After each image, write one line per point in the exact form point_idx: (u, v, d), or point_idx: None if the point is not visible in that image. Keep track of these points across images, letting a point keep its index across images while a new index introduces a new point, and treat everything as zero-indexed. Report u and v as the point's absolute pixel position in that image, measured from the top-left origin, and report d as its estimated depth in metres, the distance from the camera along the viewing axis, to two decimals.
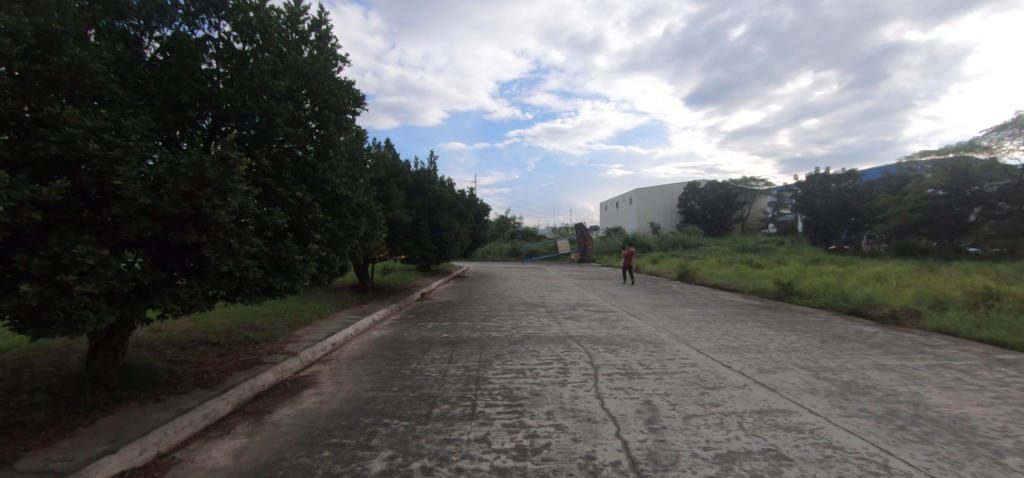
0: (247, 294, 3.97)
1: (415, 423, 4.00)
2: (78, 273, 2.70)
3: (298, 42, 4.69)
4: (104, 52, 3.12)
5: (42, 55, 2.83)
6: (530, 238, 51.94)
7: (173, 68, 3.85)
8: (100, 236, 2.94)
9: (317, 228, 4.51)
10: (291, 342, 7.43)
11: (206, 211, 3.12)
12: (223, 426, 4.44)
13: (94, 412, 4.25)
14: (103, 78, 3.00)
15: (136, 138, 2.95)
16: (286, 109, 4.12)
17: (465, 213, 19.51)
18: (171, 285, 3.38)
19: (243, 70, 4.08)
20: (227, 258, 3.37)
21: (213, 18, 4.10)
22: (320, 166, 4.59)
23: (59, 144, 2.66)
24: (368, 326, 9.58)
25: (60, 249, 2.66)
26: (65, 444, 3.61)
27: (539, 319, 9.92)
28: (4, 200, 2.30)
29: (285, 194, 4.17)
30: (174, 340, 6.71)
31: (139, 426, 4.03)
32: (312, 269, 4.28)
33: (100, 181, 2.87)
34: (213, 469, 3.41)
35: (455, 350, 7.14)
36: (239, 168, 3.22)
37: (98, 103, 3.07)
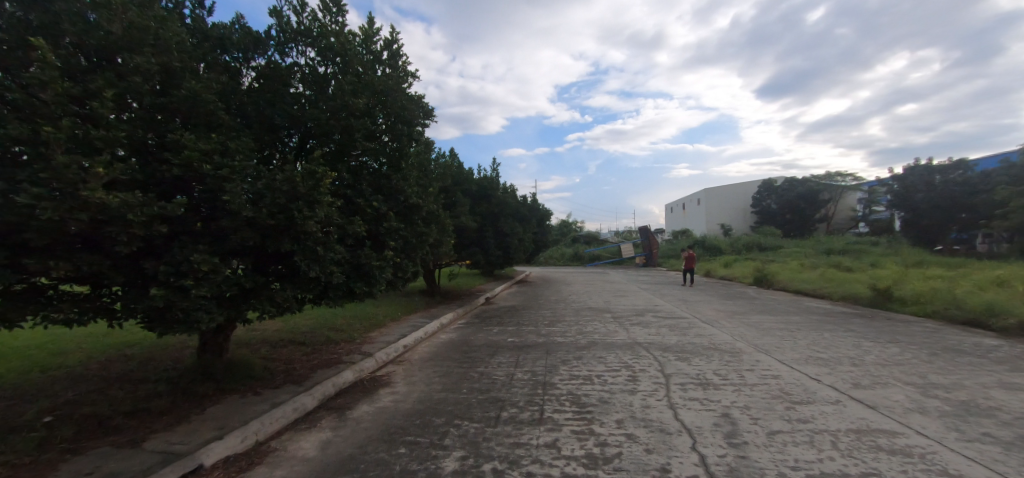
0: (331, 297, 4.28)
1: (485, 425, 4.08)
2: (194, 279, 3.06)
3: (374, 62, 5.00)
4: (213, 83, 3.52)
5: (165, 90, 3.26)
6: (593, 242, 51.25)
7: (269, 94, 4.27)
8: (211, 245, 3.32)
9: (392, 236, 4.75)
10: (367, 343, 7.88)
11: (297, 222, 3.41)
12: (311, 419, 4.80)
13: (205, 402, 4.79)
14: (213, 107, 3.40)
15: (240, 158, 3.30)
16: (364, 124, 4.41)
17: (528, 218, 19.62)
18: (267, 290, 3.72)
19: (328, 91, 4.42)
20: (315, 264, 3.66)
21: (300, 45, 4.49)
22: (393, 177, 4.85)
23: (179, 166, 3.05)
24: (437, 329, 9.92)
25: (180, 258, 3.03)
26: (183, 429, 4.11)
27: (605, 325, 9.73)
28: (140, 217, 2.68)
29: (363, 204, 4.44)
30: (267, 339, 7.38)
31: (241, 416, 4.48)
32: (388, 274, 4.53)
33: (211, 196, 3.24)
34: (303, 459, 3.71)
35: (522, 355, 7.20)
36: (325, 182, 3.49)
37: (208, 128, 3.48)
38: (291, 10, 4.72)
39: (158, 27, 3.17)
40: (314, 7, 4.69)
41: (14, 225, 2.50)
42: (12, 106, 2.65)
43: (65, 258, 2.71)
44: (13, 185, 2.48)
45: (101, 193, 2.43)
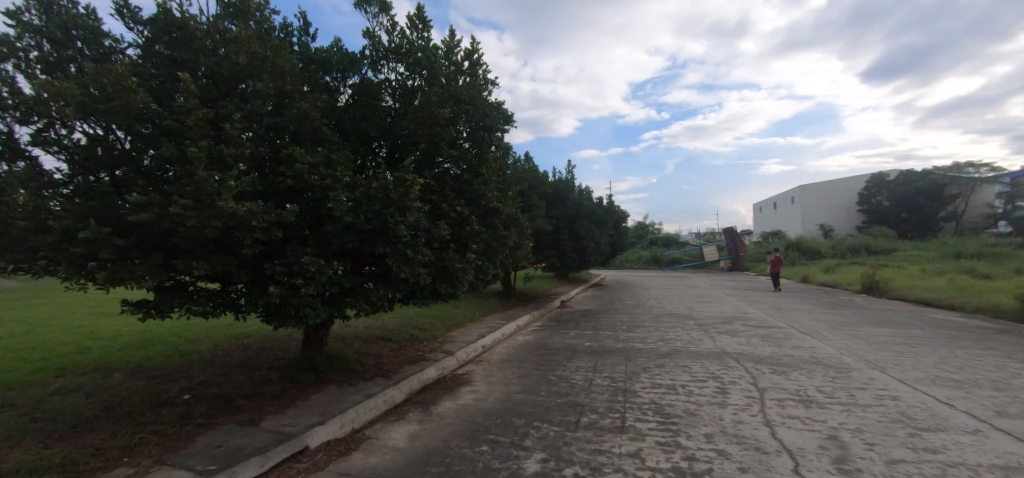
0: (419, 297, 4.52)
1: (565, 429, 4.07)
2: (304, 278, 3.40)
3: (457, 72, 5.21)
4: (318, 101, 3.89)
5: (279, 111, 3.66)
6: (673, 244, 48.94)
7: (363, 109, 4.62)
8: (317, 248, 3.66)
9: (474, 239, 4.91)
10: (448, 342, 8.21)
11: (390, 226, 3.65)
12: (399, 411, 5.11)
13: (309, 389, 5.30)
14: (318, 123, 3.75)
15: (341, 168, 3.61)
16: (448, 133, 4.61)
17: (604, 220, 19.23)
18: (363, 289, 4.02)
19: (416, 103, 4.68)
20: (405, 266, 3.89)
21: (390, 62, 4.81)
22: (475, 182, 5.02)
23: (292, 178, 3.41)
24: (514, 331, 10.08)
25: (293, 259, 3.38)
26: (291, 413, 4.58)
27: (688, 333, 9.24)
28: (262, 223, 3.03)
29: (448, 208, 4.64)
30: (359, 335, 7.98)
31: (340, 404, 4.90)
32: (471, 276, 4.69)
33: (317, 204, 3.58)
34: (394, 449, 3.95)
35: (600, 360, 7.07)
36: (415, 189, 3.70)
37: (314, 143, 3.84)
38: (382, 29, 5.08)
39: (274, 56, 3.58)
40: (402, 25, 5.00)
41: (168, 230, 2.96)
42: (165, 131, 3.13)
43: (204, 259, 3.15)
44: (167, 197, 2.93)
45: (233, 203, 2.79)
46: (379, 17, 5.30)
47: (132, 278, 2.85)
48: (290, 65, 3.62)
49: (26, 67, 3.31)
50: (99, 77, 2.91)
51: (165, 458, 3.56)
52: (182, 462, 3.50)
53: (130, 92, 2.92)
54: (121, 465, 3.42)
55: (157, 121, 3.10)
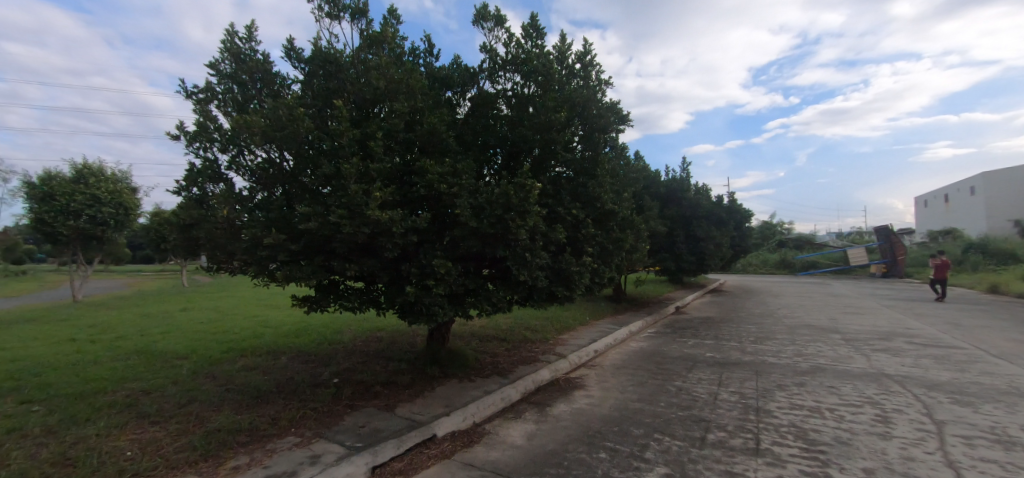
0: (536, 299, 4.62)
1: (690, 445, 3.83)
2: (435, 279, 3.70)
3: (570, 75, 5.22)
4: (443, 115, 4.20)
5: (412, 126, 4.03)
6: (809, 246, 43.19)
7: (482, 120, 4.87)
8: (445, 251, 3.96)
9: (590, 242, 4.87)
10: (560, 345, 8.25)
11: (512, 230, 3.79)
12: (516, 409, 5.27)
13: (434, 382, 5.74)
14: (445, 136, 4.05)
15: (466, 177, 3.85)
16: (563, 137, 4.64)
17: (725, 220, 17.70)
18: (485, 291, 4.24)
19: (533, 109, 4.79)
20: (524, 269, 4.01)
21: (507, 72, 5.00)
22: (590, 184, 5.00)
23: (424, 187, 3.73)
24: (627, 337, 9.76)
25: (425, 262, 3.70)
26: (421, 402, 5.00)
27: (833, 348, 8.07)
28: (401, 229, 3.37)
29: (564, 211, 4.68)
30: (476, 333, 8.41)
31: (462, 398, 5.22)
32: (587, 280, 4.66)
33: (445, 211, 3.87)
34: (513, 445, 4.08)
35: (725, 373, 6.52)
36: (534, 194, 3.79)
37: (441, 154, 4.15)
38: (498, 42, 5.30)
39: (407, 78, 3.95)
40: (518, 36, 5.16)
41: (327, 237, 3.43)
42: (323, 151, 3.64)
43: (354, 261, 3.60)
44: (327, 208, 3.40)
45: (378, 213, 3.15)
46: (494, 31, 5.55)
47: (301, 278, 3.37)
48: (421, 85, 3.96)
49: (223, 106, 4.10)
50: (276, 110, 3.49)
51: (322, 431, 4.14)
52: (335, 437, 4.03)
53: (298, 120, 3.44)
54: (290, 434, 4.06)
55: (318, 143, 3.62)
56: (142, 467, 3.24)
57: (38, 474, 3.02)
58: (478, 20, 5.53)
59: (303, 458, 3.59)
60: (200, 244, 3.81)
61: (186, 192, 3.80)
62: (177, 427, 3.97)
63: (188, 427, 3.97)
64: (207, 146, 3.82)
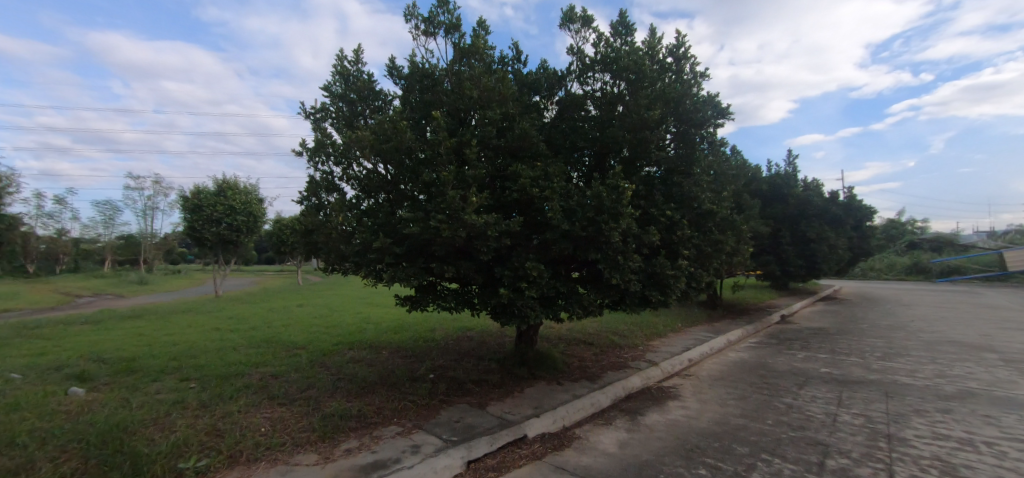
0: (628, 304, 4.49)
1: (805, 470, 3.46)
2: (527, 281, 3.77)
3: (662, 69, 5.00)
4: (532, 119, 4.25)
5: (503, 132, 4.13)
6: (950, 249, 36.88)
7: (571, 122, 4.85)
8: (538, 254, 4.01)
9: (686, 245, 4.63)
10: (651, 351, 7.93)
11: (604, 233, 3.72)
12: (607, 416, 5.16)
13: (523, 383, 5.82)
14: (536, 141, 4.11)
15: (557, 180, 3.85)
16: (657, 135, 4.45)
17: (842, 219, 15.74)
18: (576, 294, 4.22)
19: (624, 109, 4.66)
20: (616, 272, 3.93)
21: (595, 73, 4.91)
22: (686, 184, 4.75)
23: (517, 192, 3.80)
24: (724, 346, 9.10)
25: (518, 265, 3.79)
26: (511, 402, 5.10)
27: (987, 370, 6.81)
28: (495, 233, 3.47)
29: (658, 213, 4.49)
30: (562, 336, 8.38)
31: (551, 400, 5.23)
32: (684, 284, 4.44)
33: (537, 214, 3.92)
34: (605, 453, 4.00)
35: (845, 392, 5.80)
36: (627, 195, 3.70)
37: (532, 158, 4.20)
38: (585, 43, 5.25)
39: (499, 85, 4.06)
40: (607, 35, 5.06)
41: (427, 240, 3.65)
42: (422, 160, 3.87)
43: (451, 263, 3.78)
44: (427, 214, 3.61)
45: (474, 217, 3.29)
46: (581, 32, 5.50)
47: (405, 279, 3.63)
48: (512, 92, 4.05)
49: (335, 123, 4.54)
50: (382, 124, 3.78)
51: (421, 423, 4.40)
52: (433, 429, 4.26)
53: (400, 132, 3.70)
54: (393, 423, 4.37)
55: (418, 153, 3.86)
56: (273, 443, 3.70)
57: (196, 440, 3.57)
58: (565, 22, 5.52)
59: (405, 447, 3.84)
60: (318, 248, 4.25)
61: (306, 202, 4.25)
62: (300, 409, 4.47)
63: (308, 410, 4.45)
64: (323, 160, 4.24)
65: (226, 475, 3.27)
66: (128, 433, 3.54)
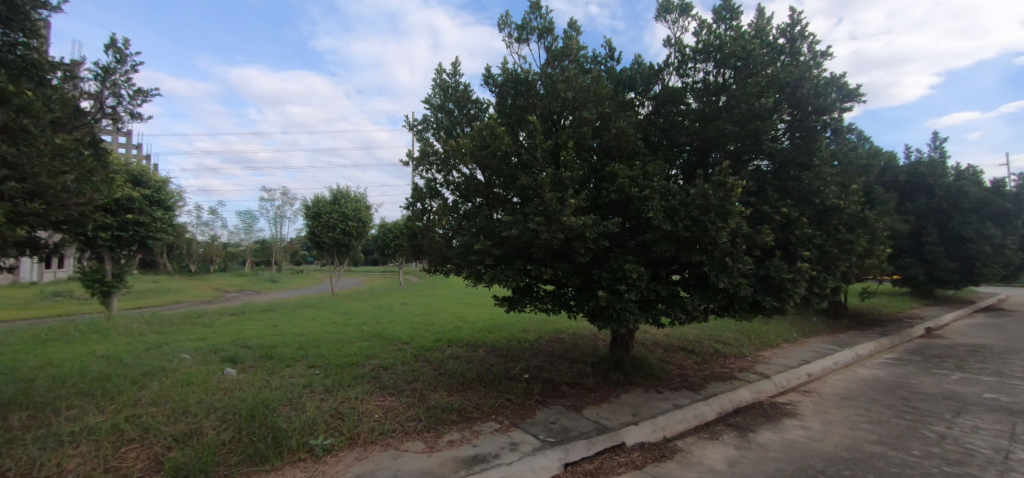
0: (738, 310, 4.16)
1: None
2: (626, 284, 3.67)
3: (774, 51, 4.55)
4: (629, 118, 4.13)
5: (599, 132, 4.05)
6: None
7: (669, 117, 4.61)
8: (637, 256, 3.90)
9: (806, 246, 4.17)
10: (762, 363, 7.24)
11: (711, 233, 3.50)
12: (712, 430, 4.81)
13: (619, 389, 5.66)
14: (633, 139, 3.99)
15: (658, 179, 3.70)
16: (770, 125, 4.06)
17: (1010, 214, 13.01)
18: (679, 298, 4.01)
19: (729, 99, 4.33)
20: (724, 275, 3.68)
21: (695, 63, 4.62)
22: (805, 177, 4.28)
23: (614, 192, 3.72)
24: (852, 360, 8.02)
25: (617, 267, 3.71)
26: (607, 408, 4.98)
27: None
28: (593, 234, 3.44)
29: (771, 211, 4.10)
30: (660, 342, 7.99)
31: (649, 409, 5.01)
32: (804, 290, 4.01)
33: (636, 215, 3.81)
34: (711, 469, 3.74)
35: (1020, 424, 4.78)
36: (737, 193, 3.44)
37: (629, 157, 4.09)
38: (684, 32, 4.97)
39: (594, 85, 4.01)
40: (709, 21, 4.73)
41: (526, 243, 3.72)
42: (520, 163, 3.95)
43: (549, 265, 3.81)
44: (525, 217, 3.69)
45: (572, 219, 3.29)
46: (679, 22, 5.22)
47: (504, 279, 3.73)
48: (608, 91, 3.98)
49: (436, 133, 4.82)
50: (480, 131, 3.93)
51: (518, 422, 4.49)
52: (529, 429, 4.32)
53: (498, 137, 3.82)
54: (491, 420, 4.51)
55: (515, 157, 3.95)
56: (386, 429, 4.03)
57: (322, 421, 4.00)
58: (661, 13, 5.28)
59: (504, 443, 3.94)
60: (423, 250, 4.53)
61: (412, 207, 4.56)
62: (407, 400, 4.80)
63: (414, 401, 4.76)
64: (426, 168, 4.52)
65: (347, 454, 3.65)
66: (270, 410, 4.08)
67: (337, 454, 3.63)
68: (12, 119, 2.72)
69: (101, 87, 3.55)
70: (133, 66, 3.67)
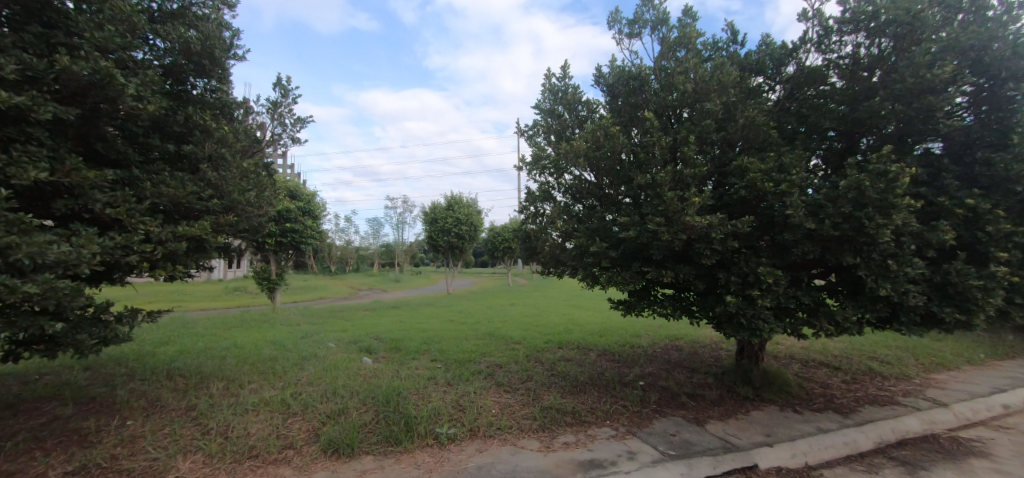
0: (904, 323, 3.53)
1: None
2: (760, 289, 3.35)
3: (949, 10, 3.76)
4: (760, 106, 3.74)
5: (723, 123, 3.74)
6: None
7: (806, 102, 4.08)
8: (773, 259, 3.53)
9: (1002, 246, 3.38)
10: (935, 387, 6.02)
11: (868, 231, 3.02)
12: (869, 462, 4.13)
13: (748, 405, 5.14)
14: (765, 128, 3.61)
15: (797, 171, 3.30)
16: (946, 100, 3.37)
17: None
18: (825, 306, 3.54)
19: (887, 73, 3.70)
20: (885, 281, 3.15)
21: (840, 36, 4.01)
22: (999, 161, 3.47)
23: (744, 188, 3.41)
24: None
25: (748, 270, 3.41)
26: (734, 425, 4.56)
27: None
28: (720, 234, 3.19)
29: (951, 203, 3.39)
30: (796, 356, 7.09)
31: (787, 430, 4.47)
32: (1000, 300, 3.25)
33: (770, 213, 3.45)
34: None
35: None
36: (903, 183, 2.92)
37: (760, 148, 3.71)
38: (824, 2, 4.35)
39: (716, 74, 3.72)
40: None
41: (644, 244, 3.59)
42: (636, 162, 3.82)
43: (670, 268, 3.62)
44: (643, 217, 3.56)
45: (697, 218, 3.10)
46: None
47: (622, 282, 3.64)
48: (734, 78, 3.64)
49: (546, 137, 4.87)
50: (593, 132, 3.89)
51: (634, 430, 4.33)
52: (648, 439, 4.14)
53: (612, 137, 3.73)
54: (607, 426, 4.42)
55: (630, 156, 3.83)
56: (503, 424, 4.17)
57: (446, 411, 4.28)
58: None
59: (621, 451, 3.83)
60: (536, 253, 4.61)
61: (525, 211, 4.67)
62: (522, 398, 4.92)
63: (529, 400, 4.86)
64: (538, 172, 4.60)
65: (469, 444, 3.86)
66: (401, 397, 4.49)
67: (460, 444, 3.86)
68: (215, 150, 3.48)
69: (271, 118, 4.26)
70: (293, 98, 4.34)
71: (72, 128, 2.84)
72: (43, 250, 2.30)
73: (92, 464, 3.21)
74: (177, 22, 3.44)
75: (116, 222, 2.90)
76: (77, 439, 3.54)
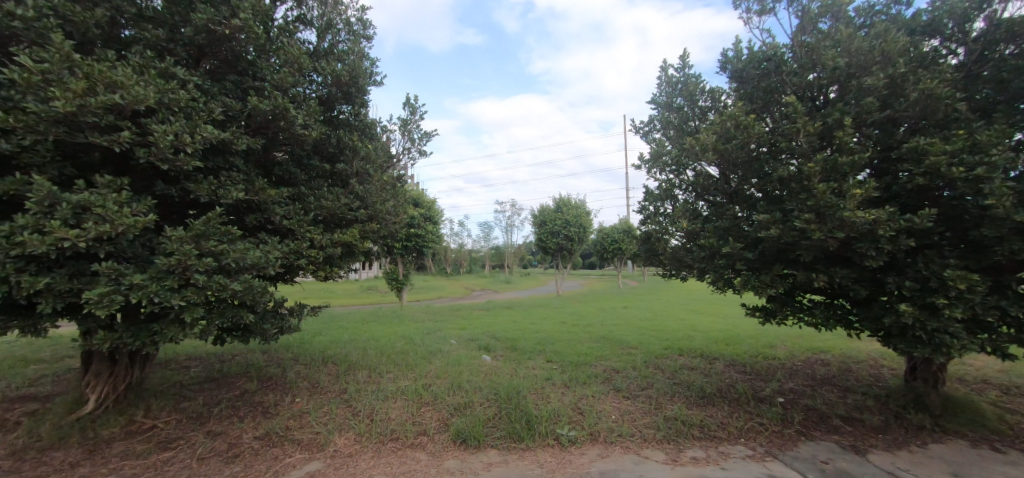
0: None
1: None
2: (947, 297, 2.79)
3: None
4: (940, 76, 3.11)
5: (888, 100, 3.18)
6: None
7: (1005, 63, 3.28)
8: (964, 260, 2.91)
9: None
10: None
11: None
12: None
13: (925, 435, 4.30)
14: (948, 101, 2.99)
15: (998, 152, 2.68)
16: None
17: None
18: None
19: None
20: None
21: None
22: None
23: (920, 175, 2.87)
24: None
25: (928, 273, 2.86)
26: (907, 457, 3.84)
27: None
28: (889, 232, 2.73)
29: None
30: (991, 380, 5.74)
31: (984, 471, 3.64)
32: None
33: (959, 204, 2.85)
34: None
35: None
36: None
37: (940, 127, 3.09)
38: None
39: (876, 43, 3.18)
40: None
41: (788, 245, 3.21)
42: (775, 153, 3.44)
43: (821, 270, 3.20)
44: (787, 214, 3.19)
45: (858, 214, 2.69)
46: None
47: (761, 286, 3.30)
48: (902, 45, 3.08)
49: (664, 131, 4.61)
50: (722, 124, 3.59)
51: (775, 452, 3.89)
52: (793, 463, 3.69)
53: (745, 126, 3.41)
54: (741, 444, 4.05)
55: (767, 147, 3.46)
56: (624, 432, 4.05)
57: (565, 413, 4.29)
58: None
59: (761, 474, 3.48)
60: (658, 254, 4.39)
61: (644, 211, 4.48)
62: (642, 405, 4.73)
63: (650, 408, 4.66)
64: (658, 170, 4.37)
65: (590, 449, 3.82)
66: (521, 394, 4.61)
67: (581, 447, 3.84)
68: (361, 167, 3.95)
69: (402, 134, 4.70)
70: (420, 113, 4.74)
71: (258, 154, 3.44)
72: (242, 255, 2.83)
73: (274, 432, 3.86)
74: (329, 58, 3.97)
75: (290, 232, 3.45)
76: (261, 410, 4.28)
